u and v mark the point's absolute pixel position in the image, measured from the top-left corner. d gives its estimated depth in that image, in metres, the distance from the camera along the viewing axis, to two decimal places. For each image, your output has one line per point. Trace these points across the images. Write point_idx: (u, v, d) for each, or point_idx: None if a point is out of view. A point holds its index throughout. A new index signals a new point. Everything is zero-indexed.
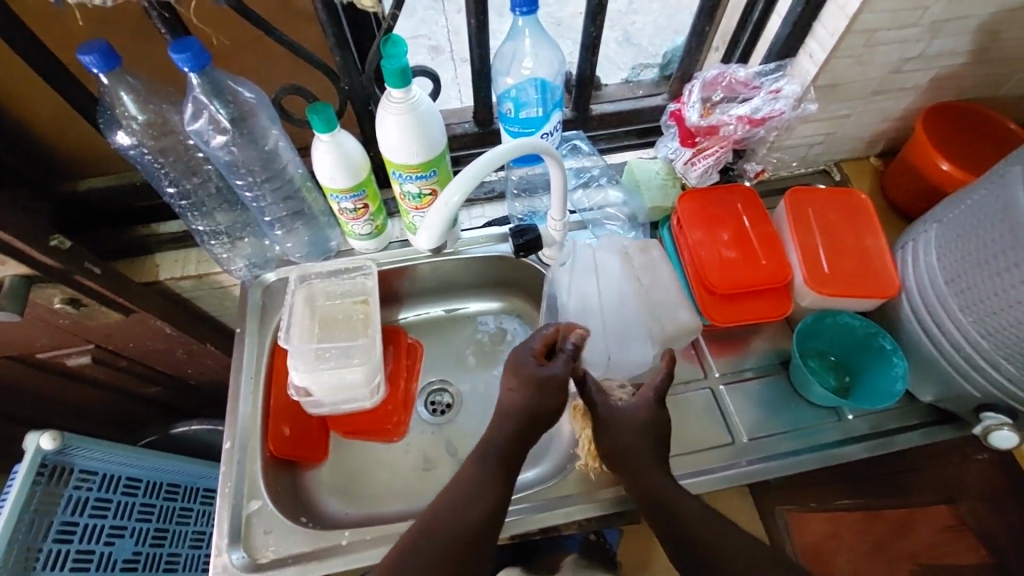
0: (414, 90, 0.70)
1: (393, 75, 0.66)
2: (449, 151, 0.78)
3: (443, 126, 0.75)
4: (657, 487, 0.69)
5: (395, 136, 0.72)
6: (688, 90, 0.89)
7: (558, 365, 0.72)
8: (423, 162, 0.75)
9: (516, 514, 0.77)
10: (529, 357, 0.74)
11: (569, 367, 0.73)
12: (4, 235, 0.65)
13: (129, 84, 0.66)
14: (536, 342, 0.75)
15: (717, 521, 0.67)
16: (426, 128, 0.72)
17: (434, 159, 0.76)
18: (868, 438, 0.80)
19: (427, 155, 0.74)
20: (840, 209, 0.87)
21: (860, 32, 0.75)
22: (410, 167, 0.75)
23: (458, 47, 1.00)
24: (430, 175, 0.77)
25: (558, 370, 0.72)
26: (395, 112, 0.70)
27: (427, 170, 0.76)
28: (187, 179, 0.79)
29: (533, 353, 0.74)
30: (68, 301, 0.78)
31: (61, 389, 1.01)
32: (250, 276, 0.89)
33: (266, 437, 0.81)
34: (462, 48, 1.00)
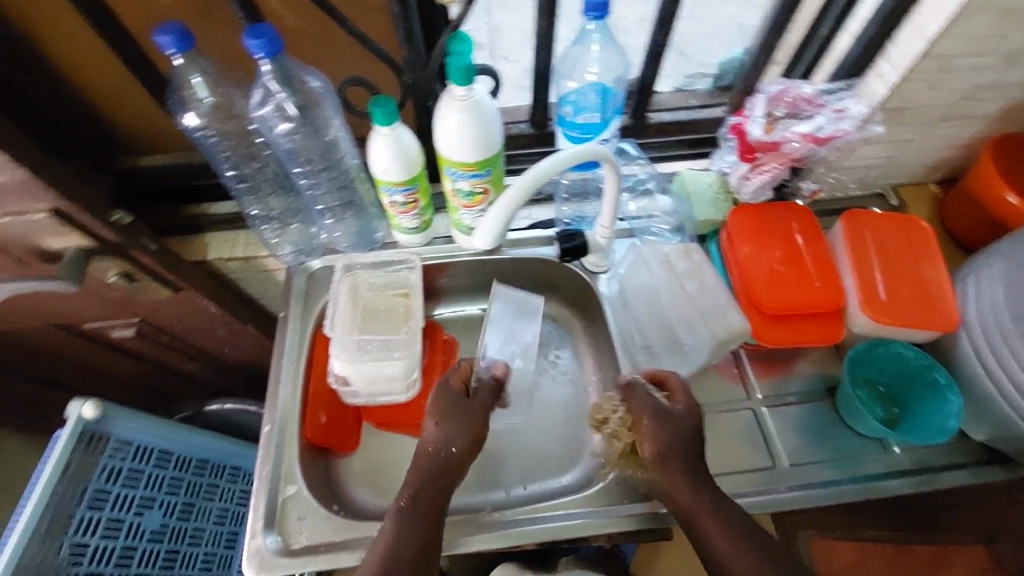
0: (476, 89, 0.70)
1: (459, 72, 0.66)
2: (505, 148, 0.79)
3: (501, 125, 0.75)
4: None
5: (454, 133, 0.72)
6: (752, 103, 0.85)
7: (484, 397, 0.75)
8: (479, 161, 0.75)
9: (489, 529, 0.75)
10: (450, 391, 0.74)
11: (488, 393, 0.75)
12: (69, 204, 0.66)
13: (202, 68, 0.67)
14: (455, 381, 0.75)
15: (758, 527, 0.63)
16: (485, 125, 0.72)
17: (493, 157, 0.76)
18: (912, 474, 0.78)
19: (487, 152, 0.74)
20: (899, 236, 0.85)
21: (936, 57, 0.73)
22: (466, 165, 0.75)
23: (503, 50, 1.03)
24: (484, 174, 0.77)
25: (486, 400, 0.75)
26: (456, 109, 0.70)
27: (483, 169, 0.76)
28: (247, 164, 0.81)
29: (455, 388, 0.75)
30: (122, 275, 0.78)
31: (104, 359, 1.04)
32: (296, 262, 0.90)
33: (303, 423, 0.82)
34: (504, 48, 1.03)
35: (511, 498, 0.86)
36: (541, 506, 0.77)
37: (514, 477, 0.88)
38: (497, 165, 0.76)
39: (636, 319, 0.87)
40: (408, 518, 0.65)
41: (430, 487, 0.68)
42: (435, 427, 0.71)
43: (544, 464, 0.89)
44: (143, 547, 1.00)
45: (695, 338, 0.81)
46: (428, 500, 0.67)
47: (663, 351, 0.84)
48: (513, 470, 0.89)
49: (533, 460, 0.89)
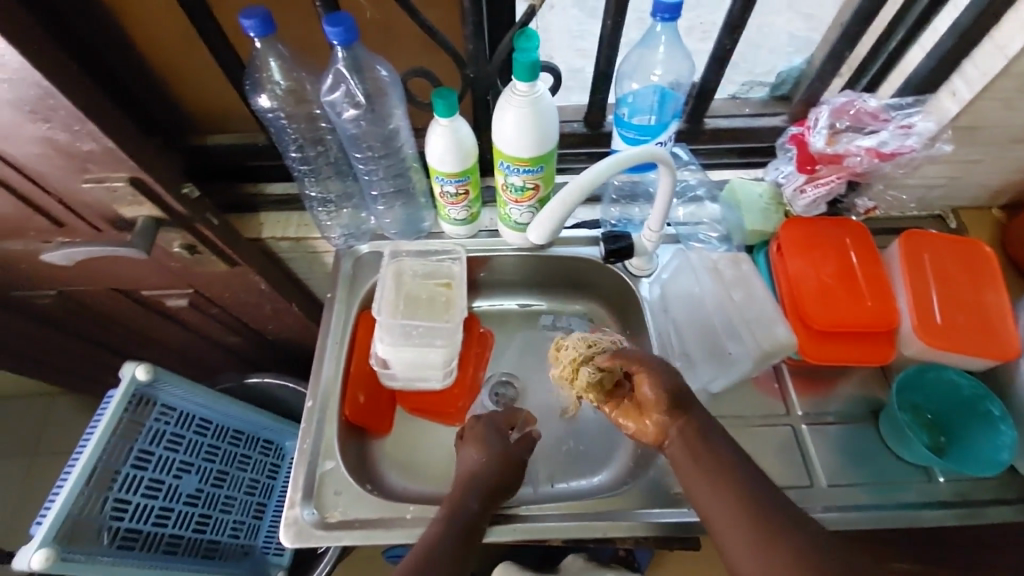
0: (539, 85, 0.71)
1: (524, 68, 0.67)
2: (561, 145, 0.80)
3: (558, 123, 0.76)
4: None
5: (512, 130, 0.73)
6: (815, 114, 0.83)
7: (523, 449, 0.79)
8: (534, 157, 0.75)
9: (510, 521, 0.75)
10: (494, 429, 0.79)
11: (528, 444, 0.80)
12: (145, 176, 0.69)
13: (279, 52, 0.69)
14: (499, 423, 0.80)
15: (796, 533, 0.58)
16: (544, 123, 0.73)
17: (548, 154, 0.76)
18: (954, 505, 0.76)
19: (543, 149, 0.75)
20: (958, 258, 0.82)
21: (1015, 76, 0.71)
22: (521, 160, 0.76)
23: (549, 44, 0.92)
24: (536, 171, 0.77)
25: (525, 454, 0.79)
26: (517, 104, 0.71)
27: (536, 165, 0.77)
28: (311, 148, 0.83)
29: (498, 428, 0.79)
30: (185, 246, 0.82)
31: (157, 326, 1.09)
32: (345, 245, 0.93)
33: (343, 400, 0.84)
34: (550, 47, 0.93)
35: (539, 494, 0.87)
36: (569, 505, 0.77)
37: (542, 474, 0.89)
38: (550, 163, 0.77)
39: (676, 325, 0.87)
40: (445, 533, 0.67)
41: (467, 507, 0.69)
42: (477, 455, 0.75)
43: (573, 463, 0.90)
44: (179, 509, 1.04)
45: (740, 350, 0.79)
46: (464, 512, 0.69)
47: (703, 358, 0.83)
48: (542, 467, 0.89)
49: (563, 458, 0.90)
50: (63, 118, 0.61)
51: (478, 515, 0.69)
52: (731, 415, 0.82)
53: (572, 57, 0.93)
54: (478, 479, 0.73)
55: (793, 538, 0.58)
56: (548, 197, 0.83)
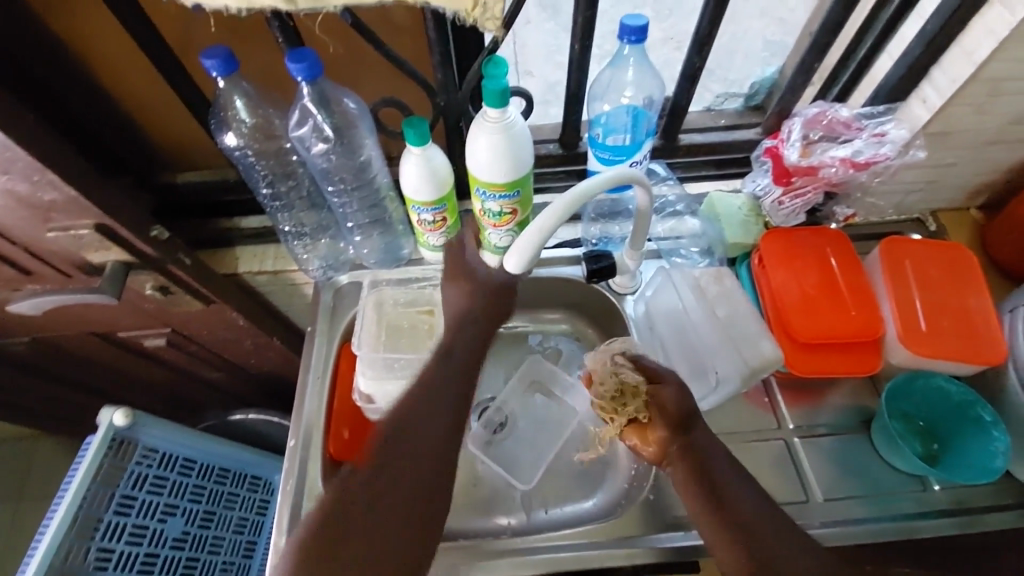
0: (510, 111, 0.70)
1: (494, 94, 0.66)
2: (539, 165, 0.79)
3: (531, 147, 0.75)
4: (702, 439, 0.67)
5: (485, 158, 0.72)
6: (788, 126, 0.83)
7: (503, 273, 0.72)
8: (509, 182, 0.74)
9: (501, 555, 0.73)
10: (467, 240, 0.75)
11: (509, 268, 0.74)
12: (112, 222, 0.68)
13: (243, 91, 0.70)
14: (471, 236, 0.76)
15: (789, 546, 0.59)
16: (518, 147, 0.72)
17: (524, 177, 0.75)
18: (952, 514, 0.75)
19: (519, 173, 0.74)
20: (940, 263, 0.82)
21: (985, 81, 0.71)
22: (496, 186, 0.75)
23: (525, 59, 0.92)
24: (513, 196, 0.76)
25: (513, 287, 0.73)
26: (489, 131, 0.70)
27: (512, 190, 0.76)
28: (283, 183, 0.82)
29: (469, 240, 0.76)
30: (158, 288, 0.80)
31: (136, 366, 1.06)
32: (324, 276, 0.91)
33: (327, 437, 0.82)
34: (527, 60, 0.92)
35: (531, 522, 0.84)
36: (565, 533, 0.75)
37: (535, 500, 0.85)
38: (526, 188, 0.76)
39: (663, 344, 0.85)
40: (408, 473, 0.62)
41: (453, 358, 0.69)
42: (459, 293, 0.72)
43: (567, 488, 0.86)
44: (165, 554, 1.00)
45: (727, 367, 0.78)
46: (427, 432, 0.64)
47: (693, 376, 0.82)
48: (534, 494, 0.86)
49: (554, 483, 0.87)
50: (22, 169, 0.59)
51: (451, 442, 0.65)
52: (723, 432, 0.81)
53: (549, 70, 0.93)
54: (444, 390, 0.67)
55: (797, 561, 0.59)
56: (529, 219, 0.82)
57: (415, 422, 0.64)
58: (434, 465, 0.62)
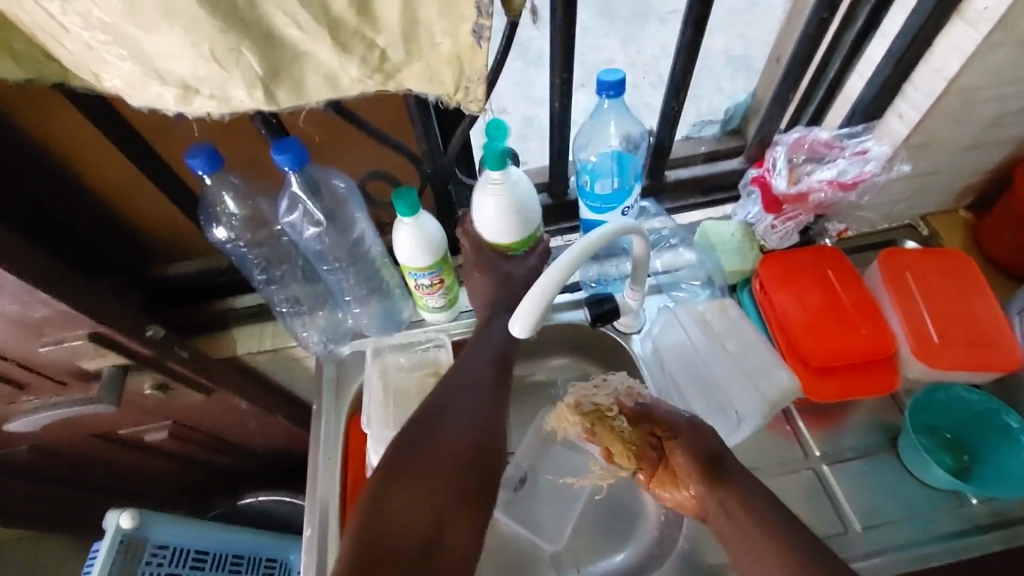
0: (513, 171, 0.70)
1: (494, 160, 0.66)
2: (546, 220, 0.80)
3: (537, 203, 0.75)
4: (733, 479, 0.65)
5: (489, 219, 0.72)
6: (771, 155, 0.85)
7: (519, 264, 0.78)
8: (515, 242, 0.75)
9: None
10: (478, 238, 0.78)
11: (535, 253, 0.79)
12: (107, 328, 0.66)
13: (232, 185, 0.71)
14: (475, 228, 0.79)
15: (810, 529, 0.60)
16: (523, 207, 0.72)
17: (532, 234, 0.76)
18: (994, 528, 0.72)
19: (526, 232, 0.74)
20: (941, 271, 0.82)
21: (957, 93, 0.73)
22: (503, 245, 0.75)
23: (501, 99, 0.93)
24: (518, 255, 0.77)
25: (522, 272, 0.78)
26: (492, 193, 0.70)
27: (518, 248, 0.76)
28: (277, 267, 0.82)
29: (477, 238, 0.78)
30: (157, 386, 0.78)
31: (138, 459, 1.03)
32: (325, 350, 0.89)
33: (344, 522, 0.79)
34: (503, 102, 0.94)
35: None
36: None
37: (566, 559, 0.82)
38: (531, 245, 0.76)
39: (672, 381, 0.84)
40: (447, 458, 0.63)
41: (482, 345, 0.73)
42: (485, 282, 0.78)
43: (595, 542, 0.83)
44: None
45: (748, 403, 0.77)
46: (460, 410, 0.66)
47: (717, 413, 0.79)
48: (563, 553, 0.82)
49: (583, 538, 0.84)
50: (9, 288, 0.58)
51: (486, 413, 0.67)
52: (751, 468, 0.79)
53: (524, 108, 0.95)
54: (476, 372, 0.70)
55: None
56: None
57: (451, 398, 0.67)
58: (475, 437, 0.64)
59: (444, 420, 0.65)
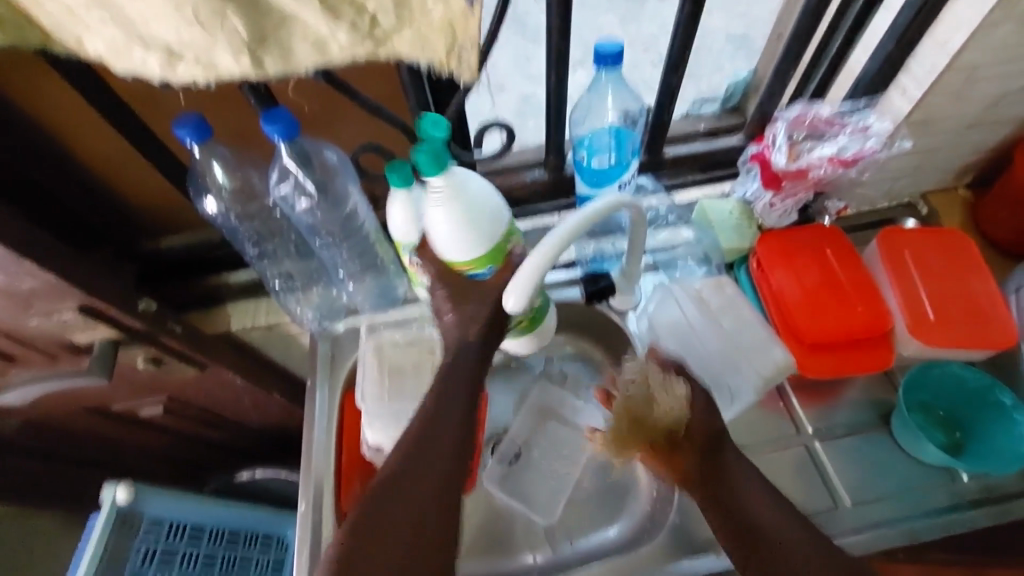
0: (460, 176, 0.62)
1: (431, 157, 0.58)
2: (517, 233, 0.70)
3: (499, 214, 0.65)
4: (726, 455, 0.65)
5: (445, 232, 0.63)
6: (772, 131, 0.83)
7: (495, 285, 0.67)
8: (476, 259, 0.65)
9: None
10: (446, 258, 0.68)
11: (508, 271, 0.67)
12: (98, 300, 0.65)
13: (220, 155, 0.70)
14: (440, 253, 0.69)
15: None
16: (479, 214, 0.63)
17: (498, 246, 0.66)
18: (982, 504, 0.73)
19: (489, 245, 0.64)
20: (939, 250, 0.81)
21: (960, 69, 0.72)
22: (463, 264, 0.66)
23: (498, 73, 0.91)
24: (485, 274, 0.67)
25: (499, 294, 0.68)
26: (439, 202, 0.61)
27: (484, 267, 0.66)
28: (268, 241, 0.81)
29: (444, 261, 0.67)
30: (150, 360, 0.78)
31: (133, 434, 1.03)
32: (319, 327, 0.88)
33: (339, 495, 0.79)
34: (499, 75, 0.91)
35: (557, 557, 0.81)
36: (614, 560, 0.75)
37: (558, 533, 0.83)
38: (499, 260, 0.66)
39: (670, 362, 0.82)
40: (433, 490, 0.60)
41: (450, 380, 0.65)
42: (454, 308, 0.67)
43: (587, 517, 0.84)
44: None
45: (740, 380, 0.77)
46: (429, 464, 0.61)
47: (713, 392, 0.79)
48: (556, 527, 0.83)
49: (576, 513, 0.84)
50: None
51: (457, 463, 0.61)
52: (745, 444, 0.79)
53: (521, 82, 0.93)
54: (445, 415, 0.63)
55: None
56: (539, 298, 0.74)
57: (418, 450, 0.61)
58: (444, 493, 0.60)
59: (422, 464, 0.60)
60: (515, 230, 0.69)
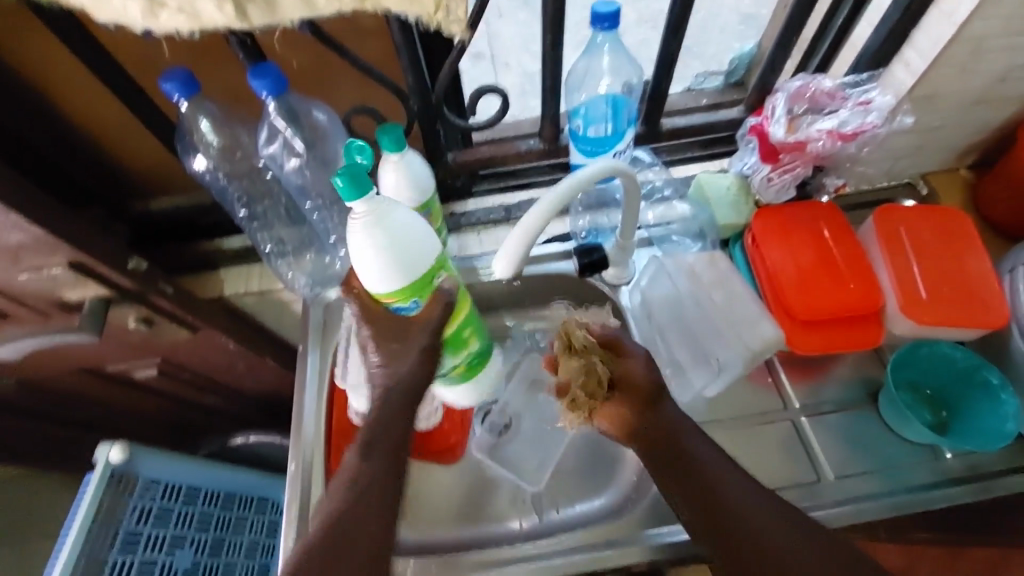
0: (381, 198, 0.57)
1: (348, 181, 0.53)
2: (447, 265, 0.64)
3: (427, 240, 0.61)
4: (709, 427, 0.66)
5: (372, 264, 0.57)
6: (771, 102, 0.81)
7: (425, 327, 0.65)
8: (401, 290, 0.59)
9: (514, 561, 0.72)
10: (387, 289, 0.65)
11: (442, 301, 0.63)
12: (86, 256, 0.65)
13: (208, 111, 0.69)
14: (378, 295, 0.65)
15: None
16: (406, 243, 0.58)
17: (427, 278, 0.60)
18: (966, 482, 0.73)
19: (413, 276, 0.58)
20: (935, 228, 0.81)
21: (966, 42, 0.70)
22: (388, 296, 0.59)
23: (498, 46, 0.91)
24: (411, 308, 0.61)
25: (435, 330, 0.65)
26: (359, 226, 0.56)
27: (409, 300, 0.60)
28: (259, 202, 0.82)
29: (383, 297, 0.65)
30: (142, 321, 0.78)
31: (127, 396, 1.04)
32: (312, 293, 0.88)
33: (329, 458, 0.80)
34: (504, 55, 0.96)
35: (543, 524, 0.82)
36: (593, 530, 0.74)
37: (545, 500, 0.84)
38: (427, 294, 0.60)
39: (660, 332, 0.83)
40: (376, 509, 0.58)
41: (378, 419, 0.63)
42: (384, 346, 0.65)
43: (573, 486, 0.85)
44: None
45: (730, 352, 0.77)
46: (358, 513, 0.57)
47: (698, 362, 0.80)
48: (543, 494, 0.84)
49: (562, 482, 0.85)
50: None
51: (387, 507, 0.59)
52: (728, 417, 0.80)
53: None
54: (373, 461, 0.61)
55: (812, 558, 0.54)
56: (468, 317, 0.68)
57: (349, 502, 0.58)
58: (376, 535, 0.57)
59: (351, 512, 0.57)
60: (445, 264, 0.64)
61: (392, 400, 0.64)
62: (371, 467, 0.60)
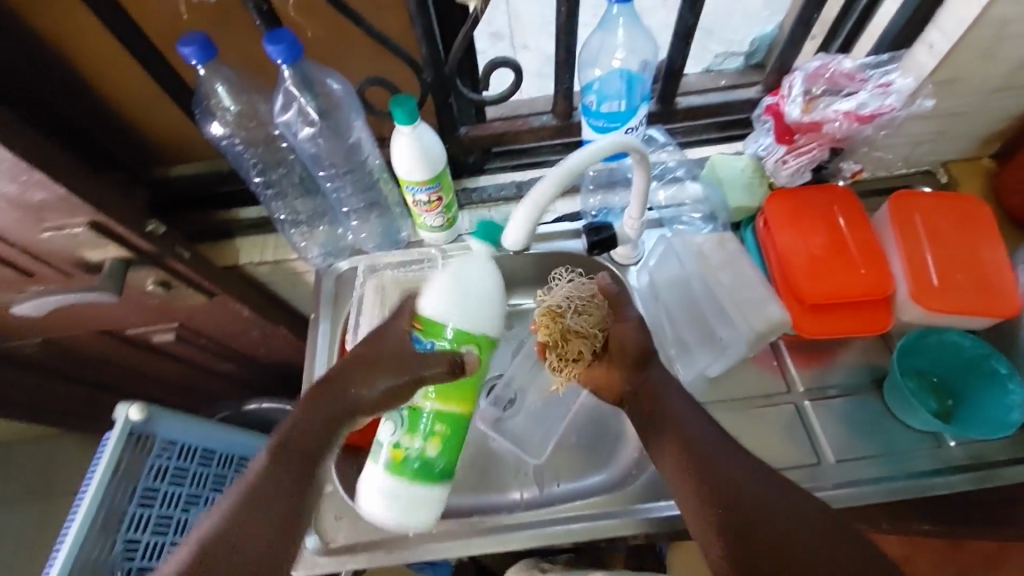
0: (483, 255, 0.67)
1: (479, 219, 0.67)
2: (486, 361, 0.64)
3: (488, 312, 0.64)
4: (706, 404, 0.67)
5: (441, 286, 0.63)
6: (788, 82, 0.80)
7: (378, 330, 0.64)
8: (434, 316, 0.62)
9: (513, 529, 0.74)
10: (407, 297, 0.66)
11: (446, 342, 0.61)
12: (105, 218, 0.68)
13: (225, 77, 0.71)
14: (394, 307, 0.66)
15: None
16: (474, 289, 0.63)
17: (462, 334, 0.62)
18: (968, 469, 0.73)
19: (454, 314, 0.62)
20: (951, 213, 0.79)
21: (992, 24, 0.68)
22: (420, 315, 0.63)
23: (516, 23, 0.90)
24: (425, 346, 0.62)
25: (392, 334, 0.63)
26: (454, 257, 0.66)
27: (430, 334, 0.62)
28: (274, 170, 0.84)
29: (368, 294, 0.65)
30: (159, 283, 0.80)
31: (145, 360, 1.08)
32: (324, 263, 0.89)
33: None
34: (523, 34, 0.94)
35: (543, 495, 0.84)
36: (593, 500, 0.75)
37: (546, 473, 0.85)
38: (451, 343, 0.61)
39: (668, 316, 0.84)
40: (272, 513, 0.60)
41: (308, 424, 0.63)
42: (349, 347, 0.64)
43: (574, 461, 0.86)
44: None
45: (734, 332, 0.78)
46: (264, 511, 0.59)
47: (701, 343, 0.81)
48: (545, 467, 0.86)
49: (564, 456, 0.87)
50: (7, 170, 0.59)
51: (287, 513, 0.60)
52: (731, 398, 0.80)
53: None
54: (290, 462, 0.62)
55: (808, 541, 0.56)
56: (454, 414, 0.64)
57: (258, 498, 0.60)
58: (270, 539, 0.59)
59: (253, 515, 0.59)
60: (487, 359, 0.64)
61: (325, 397, 0.63)
62: (279, 469, 0.61)
